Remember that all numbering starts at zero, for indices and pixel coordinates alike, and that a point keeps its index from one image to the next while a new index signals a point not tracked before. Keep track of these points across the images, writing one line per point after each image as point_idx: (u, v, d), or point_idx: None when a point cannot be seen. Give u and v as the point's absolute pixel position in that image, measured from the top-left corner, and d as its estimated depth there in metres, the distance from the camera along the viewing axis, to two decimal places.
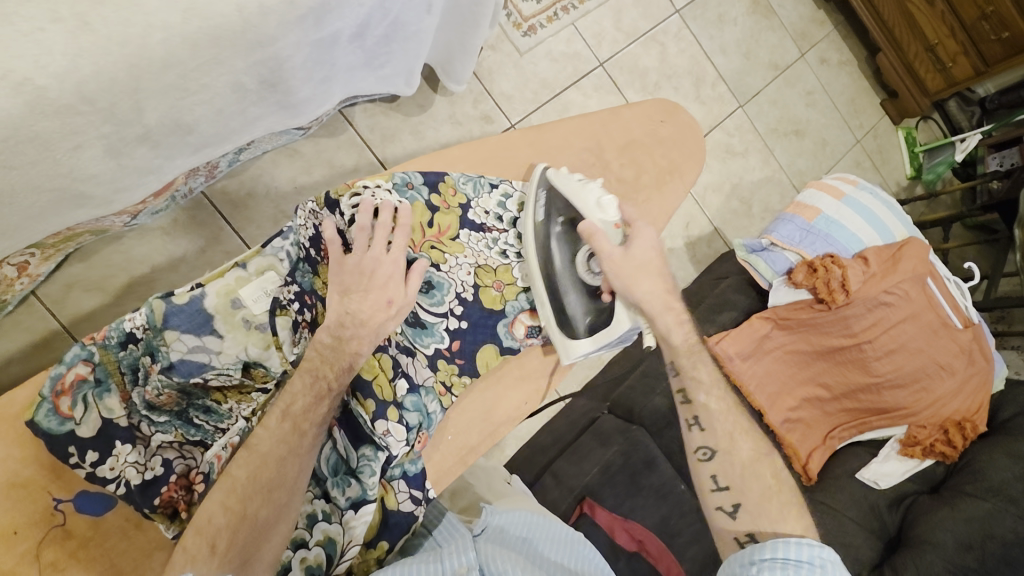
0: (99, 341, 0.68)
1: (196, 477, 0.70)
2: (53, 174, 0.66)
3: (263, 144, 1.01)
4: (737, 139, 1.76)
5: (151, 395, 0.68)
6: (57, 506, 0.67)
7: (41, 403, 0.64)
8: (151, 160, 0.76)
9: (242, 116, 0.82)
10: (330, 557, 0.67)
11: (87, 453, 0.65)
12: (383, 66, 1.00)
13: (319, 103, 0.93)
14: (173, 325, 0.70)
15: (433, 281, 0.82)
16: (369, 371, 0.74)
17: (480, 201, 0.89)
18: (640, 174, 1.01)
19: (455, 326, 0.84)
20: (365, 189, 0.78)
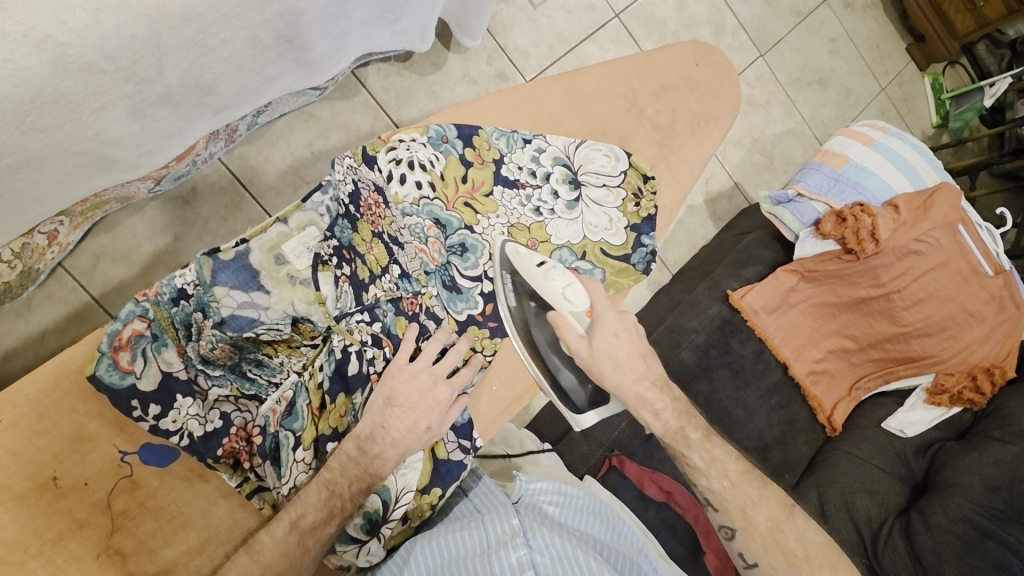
0: (151, 298, 0.65)
1: (254, 430, 0.71)
2: (79, 137, 0.65)
3: (280, 106, 0.99)
4: (758, 91, 1.70)
5: (205, 350, 0.66)
6: (123, 457, 0.69)
7: (101, 358, 0.64)
8: (174, 121, 0.75)
9: (259, 75, 0.80)
10: (383, 503, 0.73)
11: (150, 406, 0.66)
12: (398, 20, 0.97)
13: (336, 60, 0.92)
14: (220, 282, 0.66)
15: (467, 244, 0.83)
16: (401, 330, 0.77)
17: (514, 155, 0.86)
18: (664, 123, 0.98)
19: (489, 290, 0.85)
20: (402, 143, 0.78)
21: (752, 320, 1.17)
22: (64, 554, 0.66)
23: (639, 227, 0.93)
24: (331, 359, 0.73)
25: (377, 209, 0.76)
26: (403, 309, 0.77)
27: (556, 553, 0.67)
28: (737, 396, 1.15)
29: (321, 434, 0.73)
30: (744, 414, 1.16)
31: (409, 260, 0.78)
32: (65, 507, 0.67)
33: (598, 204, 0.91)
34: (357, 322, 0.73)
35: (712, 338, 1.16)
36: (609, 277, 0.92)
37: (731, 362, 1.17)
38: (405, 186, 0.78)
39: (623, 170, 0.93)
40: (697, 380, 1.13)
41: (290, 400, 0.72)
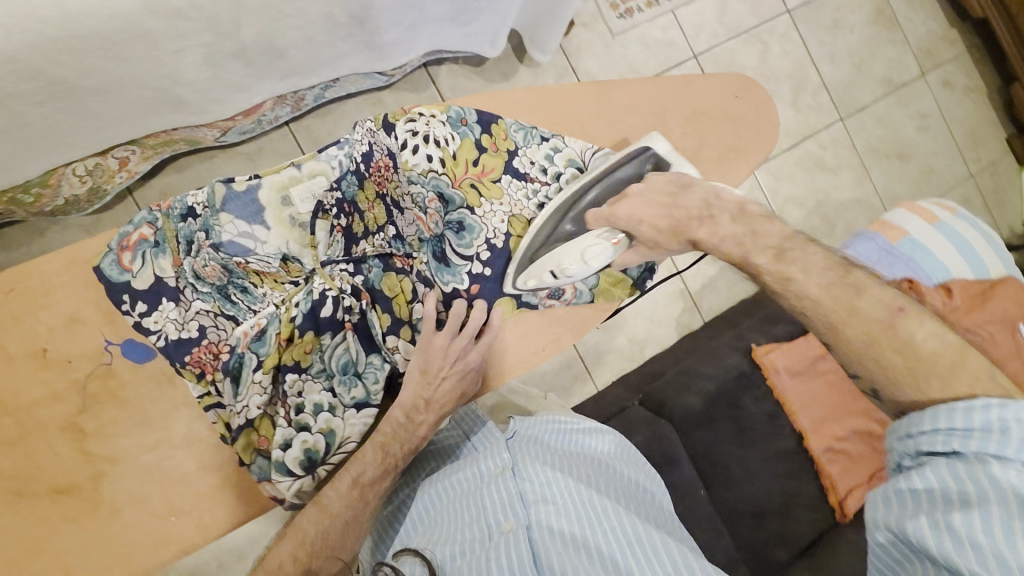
0: (163, 210, 0.71)
1: (224, 347, 0.72)
2: (156, 73, 0.73)
3: (348, 86, 1.05)
4: (829, 154, 1.66)
5: (199, 265, 0.71)
6: (107, 347, 0.75)
7: (107, 253, 0.70)
8: (244, 78, 0.82)
9: (328, 49, 0.87)
10: (327, 445, 0.75)
11: (138, 303, 0.70)
12: (470, 22, 1.02)
13: (404, 50, 0.98)
14: (229, 209, 0.73)
15: (465, 223, 0.80)
16: (390, 285, 0.78)
17: (529, 149, 0.84)
18: (695, 148, 0.95)
19: (478, 271, 0.82)
20: (421, 118, 0.78)
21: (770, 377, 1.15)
22: (33, 420, 0.72)
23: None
24: (308, 298, 0.73)
25: (386, 171, 0.77)
26: (394, 263, 0.78)
27: (546, 481, 0.74)
28: (738, 454, 1.10)
29: (283, 364, 0.73)
30: (744, 475, 1.09)
31: (406, 225, 0.78)
32: (47, 377, 0.73)
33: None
34: (341, 271, 0.75)
35: (723, 389, 1.13)
36: (602, 285, 0.91)
37: (738, 418, 1.13)
38: (416, 156, 0.77)
39: None
40: (700, 427, 1.09)
41: (262, 326, 0.72)
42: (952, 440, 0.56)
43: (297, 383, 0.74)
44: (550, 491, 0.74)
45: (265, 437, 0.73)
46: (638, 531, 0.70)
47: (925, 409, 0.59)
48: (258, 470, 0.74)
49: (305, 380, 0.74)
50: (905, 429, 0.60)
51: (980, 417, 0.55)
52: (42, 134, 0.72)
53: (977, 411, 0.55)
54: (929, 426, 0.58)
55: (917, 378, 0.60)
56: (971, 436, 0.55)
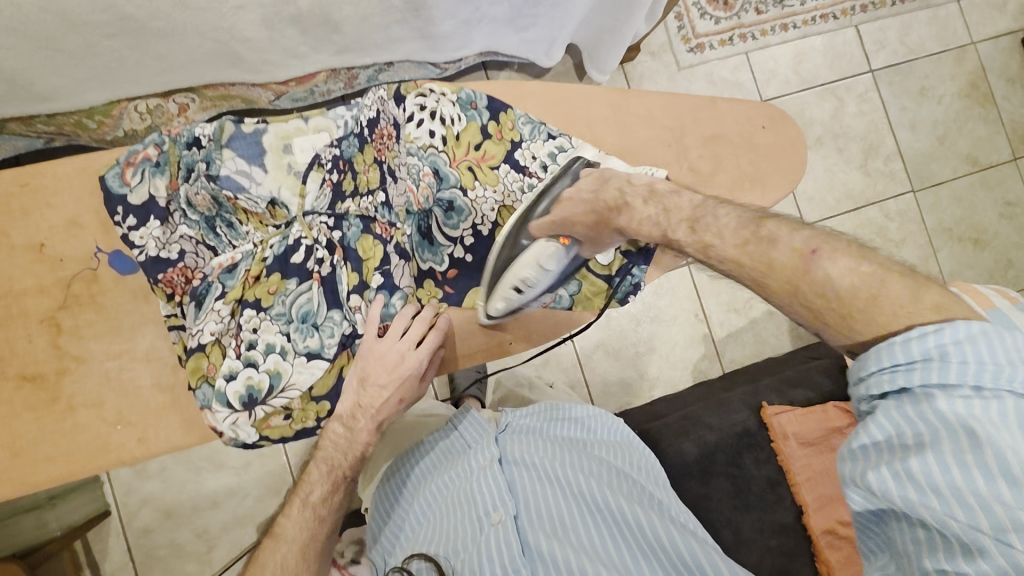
0: (172, 133, 0.68)
1: (198, 274, 0.72)
2: (216, 26, 0.78)
3: (402, 73, 1.09)
4: (894, 225, 1.56)
5: (191, 193, 0.69)
6: (97, 254, 0.73)
7: (113, 165, 0.68)
8: (298, 44, 0.87)
9: (383, 32, 0.91)
10: (269, 388, 0.71)
11: (128, 218, 0.68)
12: (528, 28, 1.04)
13: (459, 45, 1.02)
14: (233, 147, 0.69)
15: (454, 205, 0.78)
16: (365, 250, 0.73)
17: (534, 144, 0.77)
18: (715, 174, 0.80)
19: (459, 255, 0.81)
20: (431, 93, 0.74)
21: (777, 442, 1.06)
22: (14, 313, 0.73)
23: (631, 256, 0.82)
24: (282, 243, 0.72)
25: (387, 140, 0.73)
26: (374, 225, 0.73)
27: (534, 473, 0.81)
28: (730, 517, 1.01)
29: (246, 299, 0.71)
30: (734, 543, 0.99)
31: (396, 194, 0.75)
32: (38, 271, 0.72)
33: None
34: (320, 223, 0.73)
35: (725, 442, 1.05)
36: (584, 296, 0.84)
37: (737, 478, 1.04)
38: (419, 130, 0.74)
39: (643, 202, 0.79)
40: (691, 478, 1.02)
41: (236, 261, 0.72)
42: (898, 378, 0.52)
43: (255, 320, 0.71)
44: (541, 484, 0.81)
45: (213, 366, 0.71)
46: (625, 519, 0.77)
47: (871, 346, 0.55)
48: (201, 397, 0.71)
49: (263, 319, 0.71)
50: (855, 372, 0.56)
51: (919, 347, 0.51)
52: (112, 63, 0.79)
53: (913, 340, 0.51)
54: (875, 366, 0.54)
55: (847, 318, 0.57)
56: (914, 368, 0.51)
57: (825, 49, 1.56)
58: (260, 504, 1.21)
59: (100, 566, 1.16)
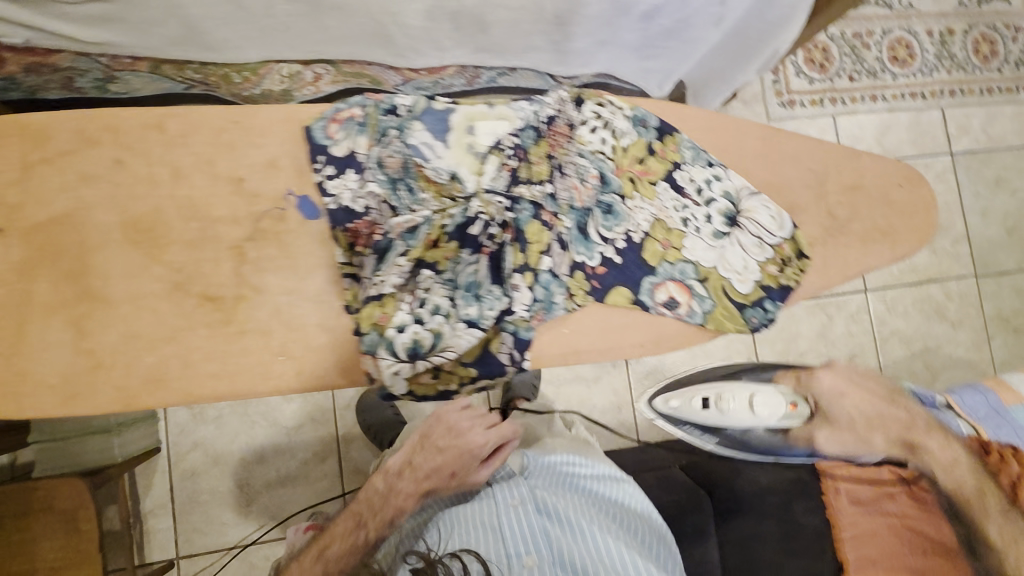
0: (376, 101, 0.73)
1: (378, 230, 0.72)
2: (385, 8, 0.85)
3: (519, 80, 1.13)
4: (953, 305, 1.58)
5: (384, 155, 0.72)
6: (290, 195, 0.72)
7: (321, 120, 0.72)
8: (448, 38, 0.94)
9: (523, 39, 0.97)
10: (429, 346, 0.71)
11: (329, 167, 0.71)
12: (650, 58, 1.08)
13: (582, 63, 1.07)
14: (422, 120, 0.73)
15: (614, 208, 0.76)
16: (532, 234, 0.73)
17: (692, 168, 0.78)
18: (850, 221, 0.81)
19: (610, 256, 0.76)
20: (609, 105, 0.77)
21: (826, 495, 1.07)
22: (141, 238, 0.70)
23: (771, 290, 0.78)
24: (462, 213, 0.72)
25: (561, 138, 0.75)
26: (540, 213, 0.73)
27: (561, 521, 0.82)
28: (779, 563, 1.01)
29: (423, 261, 0.72)
30: None
31: (562, 188, 0.76)
32: (230, 201, 0.71)
33: (742, 248, 0.78)
34: (497, 201, 0.72)
35: (777, 489, 1.09)
36: (719, 313, 0.77)
37: (785, 522, 1.06)
38: (591, 135, 0.77)
39: (783, 236, 0.79)
40: (739, 516, 1.06)
41: (416, 224, 0.72)
42: None
43: (425, 282, 0.72)
44: (571, 536, 0.81)
45: (386, 316, 0.71)
46: None
47: None
48: (367, 342, 0.71)
49: (430, 282, 0.72)
50: None
51: None
52: (283, 26, 0.85)
53: None
54: None
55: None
56: None
57: (910, 125, 1.61)
58: (305, 468, 1.23)
59: (141, 500, 1.18)
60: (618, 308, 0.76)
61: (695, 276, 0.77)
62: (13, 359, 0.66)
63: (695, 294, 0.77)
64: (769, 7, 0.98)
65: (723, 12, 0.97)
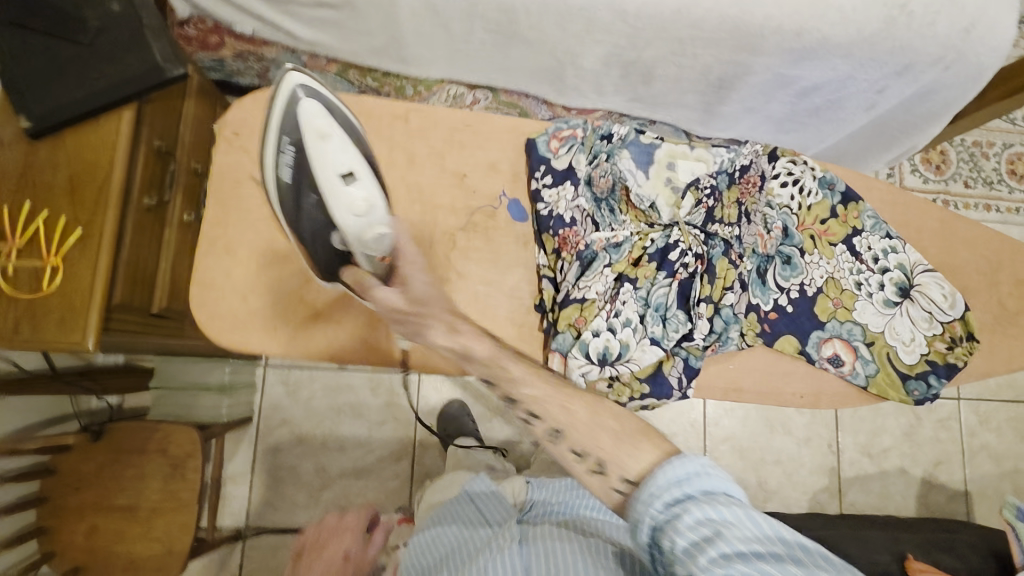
0: (592, 125, 0.78)
1: (580, 241, 0.74)
2: (570, 49, 0.92)
3: (656, 133, 1.18)
4: None
5: (596, 174, 0.76)
6: (501, 197, 0.79)
7: (543, 133, 0.78)
8: (613, 85, 1.00)
9: (679, 98, 1.03)
10: (617, 356, 0.72)
11: (546, 176, 0.77)
12: (786, 133, 1.11)
13: (724, 129, 1.09)
14: (630, 149, 0.77)
15: (793, 260, 0.78)
16: (720, 269, 0.76)
17: (871, 236, 0.79)
18: (1022, 314, 0.81)
19: (783, 305, 0.78)
20: (802, 163, 0.79)
21: None
22: None
23: (936, 365, 0.78)
24: (663, 239, 0.75)
25: (753, 187, 0.78)
26: (729, 251, 0.76)
27: (546, 545, 0.66)
28: None
29: (625, 275, 0.74)
30: None
31: (749, 233, 0.77)
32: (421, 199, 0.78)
33: (911, 320, 0.78)
34: (695, 232, 0.76)
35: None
36: (880, 379, 0.78)
37: None
38: (782, 189, 0.79)
39: (954, 316, 0.78)
40: None
41: (618, 240, 0.74)
42: None
43: (621, 293, 0.73)
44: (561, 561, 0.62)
45: (583, 319, 0.72)
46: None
47: None
48: (559, 342, 0.72)
49: (628, 294, 0.73)
50: None
51: None
52: (474, 51, 0.93)
53: None
54: None
55: None
56: None
57: (1023, 240, 1.59)
58: (379, 467, 1.25)
59: (225, 465, 1.22)
60: (784, 355, 0.78)
61: (862, 339, 0.78)
62: (248, 297, 0.74)
63: (860, 356, 0.78)
64: (921, 102, 1.00)
65: (876, 99, 0.99)
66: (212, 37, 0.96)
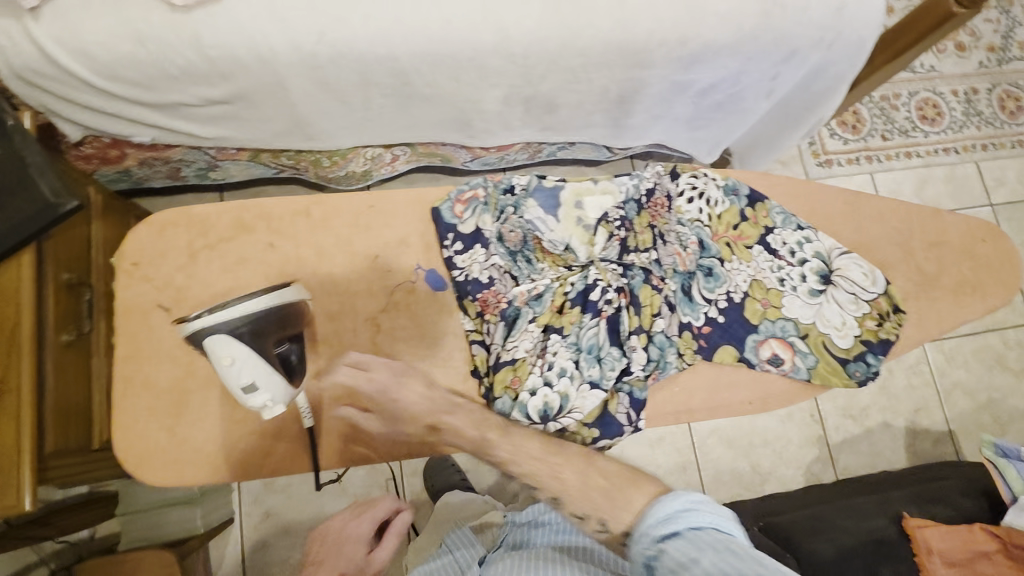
0: (494, 181, 0.81)
1: (503, 298, 0.76)
2: (469, 96, 0.93)
3: (578, 152, 1.23)
4: (1014, 354, 1.56)
5: (506, 230, 0.78)
6: (417, 270, 0.78)
7: (446, 199, 0.79)
8: (520, 119, 1.01)
9: (588, 117, 1.05)
10: (560, 407, 0.73)
11: (457, 242, 0.77)
12: (700, 129, 1.16)
13: (638, 135, 1.15)
14: (536, 197, 0.80)
15: (714, 270, 0.80)
16: (644, 297, 0.77)
17: (784, 231, 0.81)
18: (940, 276, 0.84)
19: (713, 316, 0.79)
20: (703, 176, 0.82)
21: (920, 557, 1.02)
22: None
23: (871, 344, 0.79)
24: (582, 280, 0.77)
25: (661, 209, 0.81)
26: (650, 277, 0.78)
27: None
28: None
29: (551, 326, 0.75)
30: None
31: (665, 255, 0.80)
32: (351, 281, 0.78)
33: (839, 305, 0.80)
34: (611, 268, 0.78)
35: (862, 549, 1.05)
36: (822, 369, 0.79)
37: None
38: (690, 205, 0.81)
39: (878, 291, 0.80)
40: None
41: (539, 291, 0.77)
42: None
43: (551, 344, 0.75)
44: None
45: (518, 379, 0.74)
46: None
47: None
48: (501, 406, 0.73)
49: (557, 343, 0.75)
50: None
51: None
52: (378, 117, 0.95)
53: None
54: None
55: None
56: None
57: (946, 178, 1.65)
58: None
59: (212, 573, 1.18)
60: (724, 366, 0.79)
61: (796, 333, 0.79)
62: (175, 430, 0.72)
63: (798, 350, 0.79)
64: (814, 80, 1.03)
65: (773, 85, 1.03)
66: (112, 151, 0.96)
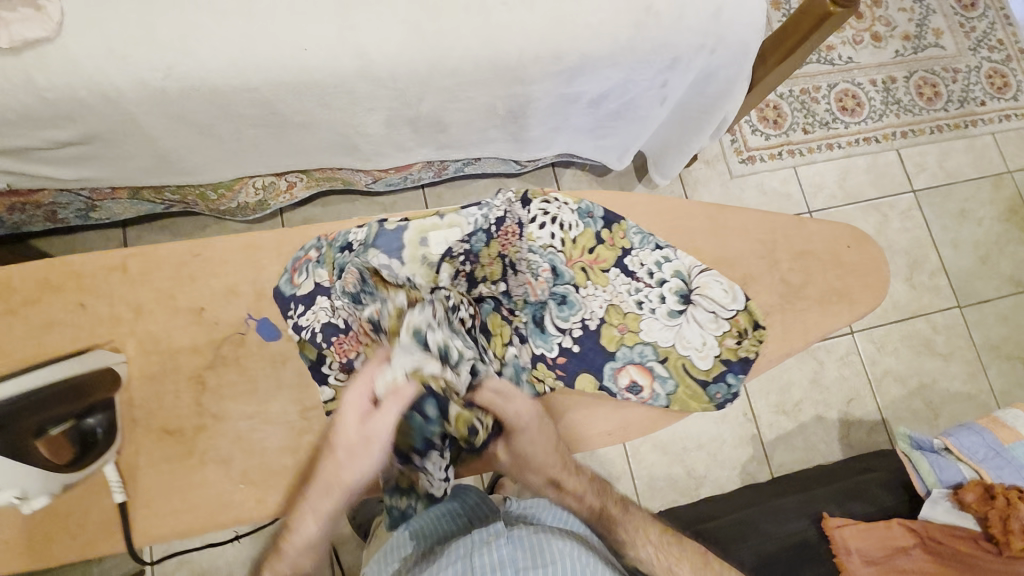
0: (328, 239, 0.75)
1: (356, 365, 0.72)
2: (345, 122, 0.89)
3: (485, 167, 1.20)
4: (941, 338, 1.58)
5: (346, 282, 0.70)
6: (247, 319, 0.75)
7: (283, 272, 0.76)
8: (408, 141, 0.98)
9: (481, 134, 1.02)
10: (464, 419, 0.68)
11: (296, 306, 0.73)
12: (604, 137, 1.14)
13: (543, 146, 1.12)
14: (376, 245, 0.70)
15: (568, 298, 0.78)
16: (493, 327, 0.76)
17: (641, 252, 0.80)
18: (803, 287, 0.85)
19: (568, 345, 0.78)
20: (554, 202, 0.77)
21: (840, 556, 1.01)
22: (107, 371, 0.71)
23: (730, 363, 0.79)
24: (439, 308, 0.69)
25: (511, 236, 0.74)
26: (500, 310, 0.77)
27: (550, 550, 0.66)
28: None
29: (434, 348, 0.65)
30: None
31: (516, 285, 0.76)
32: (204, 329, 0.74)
33: (698, 325, 0.79)
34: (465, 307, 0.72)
35: (784, 554, 1.04)
36: (680, 393, 0.80)
37: None
38: (541, 230, 0.76)
39: (736, 309, 0.80)
40: None
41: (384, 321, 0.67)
42: None
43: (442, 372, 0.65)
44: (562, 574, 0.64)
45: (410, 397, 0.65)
46: None
47: None
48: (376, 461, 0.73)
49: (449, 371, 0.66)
50: None
51: None
52: (254, 147, 0.91)
53: None
54: None
55: None
56: None
57: (869, 168, 1.66)
58: None
59: None
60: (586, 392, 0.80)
61: (654, 357, 0.79)
62: None
63: (656, 375, 0.79)
64: (706, 84, 1.02)
65: (666, 92, 1.01)
66: None
